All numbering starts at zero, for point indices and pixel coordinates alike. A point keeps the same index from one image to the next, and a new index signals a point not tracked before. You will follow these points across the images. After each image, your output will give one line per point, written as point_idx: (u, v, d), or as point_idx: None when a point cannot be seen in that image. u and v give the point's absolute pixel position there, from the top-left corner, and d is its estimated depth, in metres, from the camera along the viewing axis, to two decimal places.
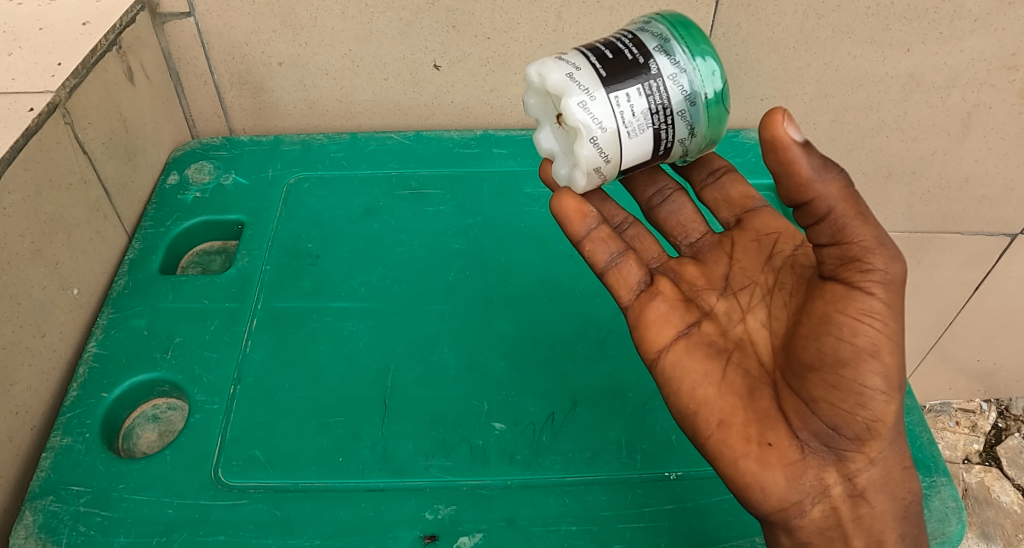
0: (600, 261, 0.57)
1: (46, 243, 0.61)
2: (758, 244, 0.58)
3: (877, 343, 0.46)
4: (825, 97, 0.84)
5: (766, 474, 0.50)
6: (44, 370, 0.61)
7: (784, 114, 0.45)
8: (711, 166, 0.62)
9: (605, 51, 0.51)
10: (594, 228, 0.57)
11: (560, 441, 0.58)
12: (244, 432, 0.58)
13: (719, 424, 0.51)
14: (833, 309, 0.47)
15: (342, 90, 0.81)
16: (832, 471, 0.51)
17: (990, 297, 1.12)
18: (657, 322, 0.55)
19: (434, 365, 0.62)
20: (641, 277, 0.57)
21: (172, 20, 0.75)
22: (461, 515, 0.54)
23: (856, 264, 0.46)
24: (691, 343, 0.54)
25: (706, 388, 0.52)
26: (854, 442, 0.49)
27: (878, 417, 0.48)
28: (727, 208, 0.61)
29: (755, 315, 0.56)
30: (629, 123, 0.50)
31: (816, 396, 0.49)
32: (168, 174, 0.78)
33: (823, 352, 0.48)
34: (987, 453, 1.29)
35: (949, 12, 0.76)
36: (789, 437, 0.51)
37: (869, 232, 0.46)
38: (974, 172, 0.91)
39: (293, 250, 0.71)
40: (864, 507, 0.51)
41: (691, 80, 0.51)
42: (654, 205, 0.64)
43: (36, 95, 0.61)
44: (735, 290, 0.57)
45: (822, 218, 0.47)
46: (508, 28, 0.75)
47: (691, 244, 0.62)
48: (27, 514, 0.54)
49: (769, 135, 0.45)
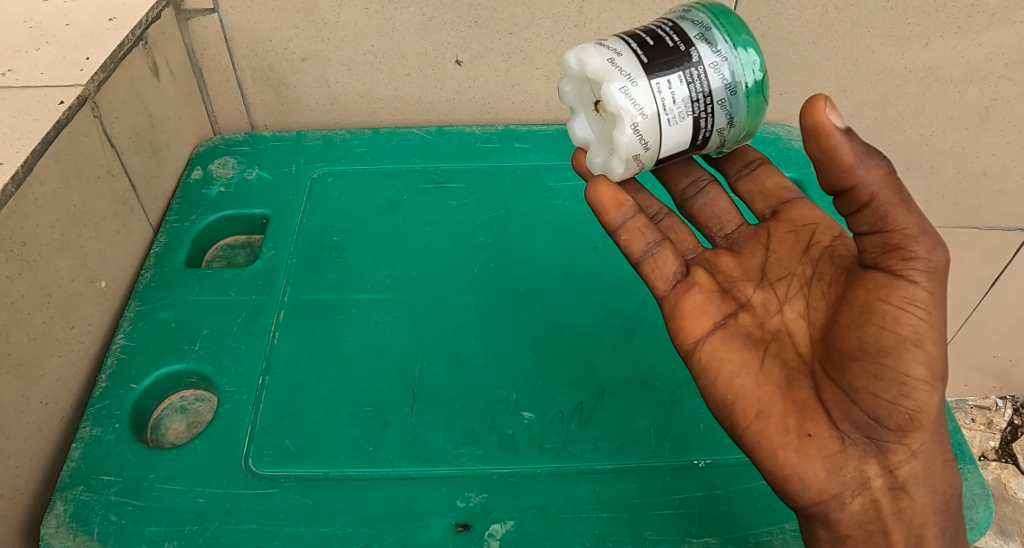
0: (637, 250, 0.57)
1: (75, 235, 0.61)
2: (795, 235, 0.58)
3: (921, 332, 0.46)
4: (843, 91, 0.84)
5: (805, 465, 0.50)
6: (73, 362, 0.61)
7: (826, 100, 0.46)
8: (745, 158, 0.62)
9: (646, 38, 0.52)
10: (630, 217, 0.57)
11: (589, 429, 0.58)
12: (276, 422, 0.58)
13: (757, 415, 0.52)
14: (875, 297, 0.47)
15: (364, 86, 0.82)
16: (873, 463, 0.50)
17: (1006, 292, 1.13)
18: (694, 313, 0.55)
19: (462, 355, 0.62)
20: (677, 268, 0.57)
21: (195, 16, 0.75)
22: (492, 502, 0.54)
23: (898, 252, 0.46)
24: (728, 334, 0.55)
25: (743, 378, 0.53)
26: (895, 434, 0.49)
27: (922, 408, 0.47)
28: (762, 200, 0.61)
29: (792, 307, 0.55)
30: (669, 109, 0.50)
31: (857, 386, 0.49)
32: (192, 169, 0.78)
33: (864, 341, 0.48)
34: (1003, 450, 1.29)
35: (967, 6, 0.76)
36: (829, 428, 0.51)
37: (912, 220, 0.46)
38: (991, 165, 0.92)
39: (320, 243, 0.71)
40: (905, 501, 0.51)
41: (731, 69, 0.52)
42: (688, 197, 0.64)
43: (66, 89, 0.62)
44: (772, 282, 0.57)
45: (864, 206, 0.47)
46: (530, 23, 0.76)
47: (727, 235, 0.62)
48: (58, 504, 0.54)
49: (810, 122, 0.47)
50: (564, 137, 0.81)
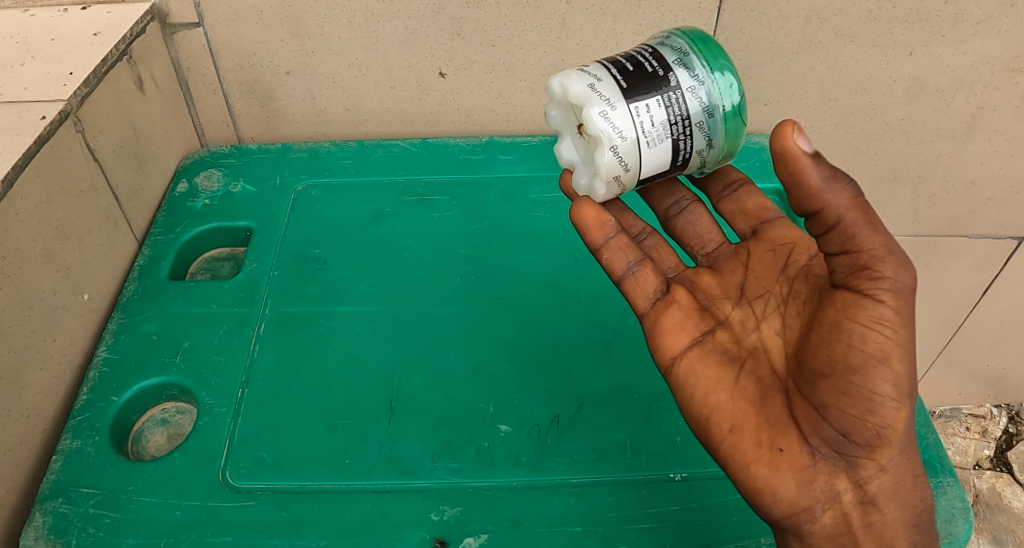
0: (618, 269, 0.57)
1: (57, 248, 0.61)
2: (773, 254, 0.57)
3: (887, 350, 0.46)
4: (828, 101, 0.84)
5: (777, 479, 0.50)
6: (55, 374, 0.61)
7: (793, 125, 0.45)
8: (727, 178, 0.62)
9: (626, 63, 0.52)
10: (612, 236, 0.57)
11: (566, 442, 0.58)
12: (252, 435, 0.59)
13: (730, 429, 0.52)
14: (843, 317, 0.47)
15: (349, 98, 0.82)
16: (843, 477, 0.50)
17: (998, 300, 1.12)
18: (672, 329, 0.55)
19: (440, 370, 0.62)
20: (658, 286, 0.57)
21: (181, 30, 0.76)
22: (467, 516, 0.54)
23: (865, 272, 0.46)
24: (705, 350, 0.55)
25: (718, 394, 0.53)
26: (864, 449, 0.49)
27: (889, 424, 0.48)
28: (743, 219, 0.61)
29: (770, 324, 0.55)
30: (648, 133, 0.50)
31: (827, 402, 0.49)
32: (178, 182, 0.79)
33: (833, 359, 0.48)
34: (997, 458, 1.29)
35: (951, 15, 0.76)
36: (800, 443, 0.50)
37: (878, 240, 0.45)
38: (980, 174, 0.91)
39: (302, 256, 0.71)
40: (875, 515, 0.51)
41: (709, 93, 0.52)
42: (671, 215, 0.64)
43: (50, 104, 0.62)
44: (750, 299, 0.57)
45: (831, 228, 0.46)
46: (513, 35, 0.76)
47: (708, 254, 0.62)
48: (37, 516, 0.55)
49: (779, 147, 0.45)
50: (548, 148, 0.81)
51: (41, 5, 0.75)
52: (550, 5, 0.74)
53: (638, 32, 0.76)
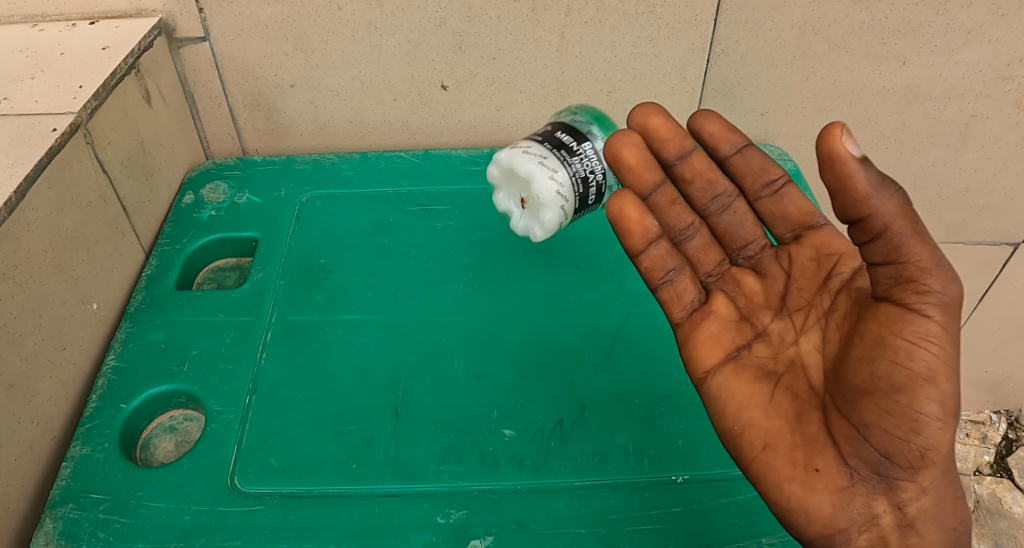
0: (656, 277, 0.58)
1: (66, 258, 0.63)
2: (816, 265, 0.57)
3: (934, 369, 0.45)
4: (823, 110, 0.85)
5: (812, 498, 0.50)
6: (64, 382, 0.62)
7: (842, 129, 0.46)
8: (769, 178, 0.60)
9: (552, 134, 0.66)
10: (654, 246, 0.58)
11: (568, 446, 0.58)
12: (260, 441, 0.59)
13: (764, 447, 0.52)
14: (888, 332, 0.47)
15: (352, 111, 0.84)
16: (882, 499, 0.50)
17: (994, 306, 1.14)
18: (707, 341, 0.56)
19: (445, 375, 0.63)
20: (696, 296, 0.58)
21: (187, 45, 0.78)
22: (472, 518, 0.55)
23: (913, 284, 0.46)
24: (740, 365, 0.55)
25: (751, 409, 0.53)
26: (905, 471, 0.48)
27: (933, 445, 0.47)
28: (785, 224, 0.60)
29: (809, 338, 0.55)
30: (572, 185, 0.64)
31: (867, 421, 0.48)
32: (184, 194, 0.80)
33: (876, 377, 0.47)
34: (998, 464, 1.33)
35: (943, 25, 0.77)
36: (837, 463, 0.50)
37: (925, 252, 0.45)
38: (974, 182, 0.93)
39: (307, 265, 0.72)
40: (914, 537, 0.50)
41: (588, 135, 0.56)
42: (712, 214, 0.63)
43: (59, 116, 0.64)
44: (791, 312, 0.57)
45: (878, 236, 0.46)
46: (512, 48, 0.78)
47: (749, 257, 0.61)
48: (48, 522, 0.55)
49: (827, 149, 0.46)
50: None
51: (50, 20, 0.76)
52: (549, 18, 0.76)
53: (635, 44, 0.78)
